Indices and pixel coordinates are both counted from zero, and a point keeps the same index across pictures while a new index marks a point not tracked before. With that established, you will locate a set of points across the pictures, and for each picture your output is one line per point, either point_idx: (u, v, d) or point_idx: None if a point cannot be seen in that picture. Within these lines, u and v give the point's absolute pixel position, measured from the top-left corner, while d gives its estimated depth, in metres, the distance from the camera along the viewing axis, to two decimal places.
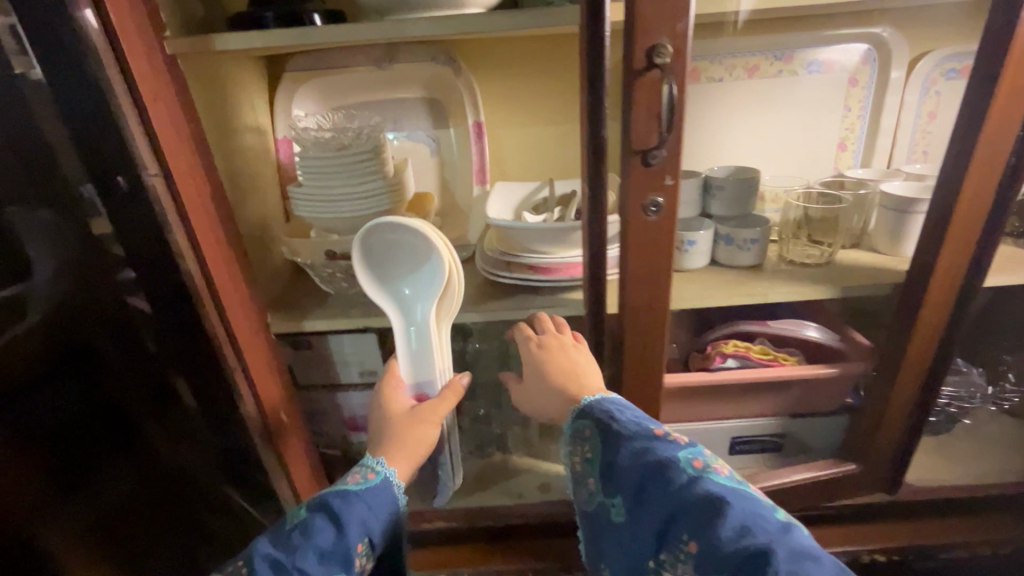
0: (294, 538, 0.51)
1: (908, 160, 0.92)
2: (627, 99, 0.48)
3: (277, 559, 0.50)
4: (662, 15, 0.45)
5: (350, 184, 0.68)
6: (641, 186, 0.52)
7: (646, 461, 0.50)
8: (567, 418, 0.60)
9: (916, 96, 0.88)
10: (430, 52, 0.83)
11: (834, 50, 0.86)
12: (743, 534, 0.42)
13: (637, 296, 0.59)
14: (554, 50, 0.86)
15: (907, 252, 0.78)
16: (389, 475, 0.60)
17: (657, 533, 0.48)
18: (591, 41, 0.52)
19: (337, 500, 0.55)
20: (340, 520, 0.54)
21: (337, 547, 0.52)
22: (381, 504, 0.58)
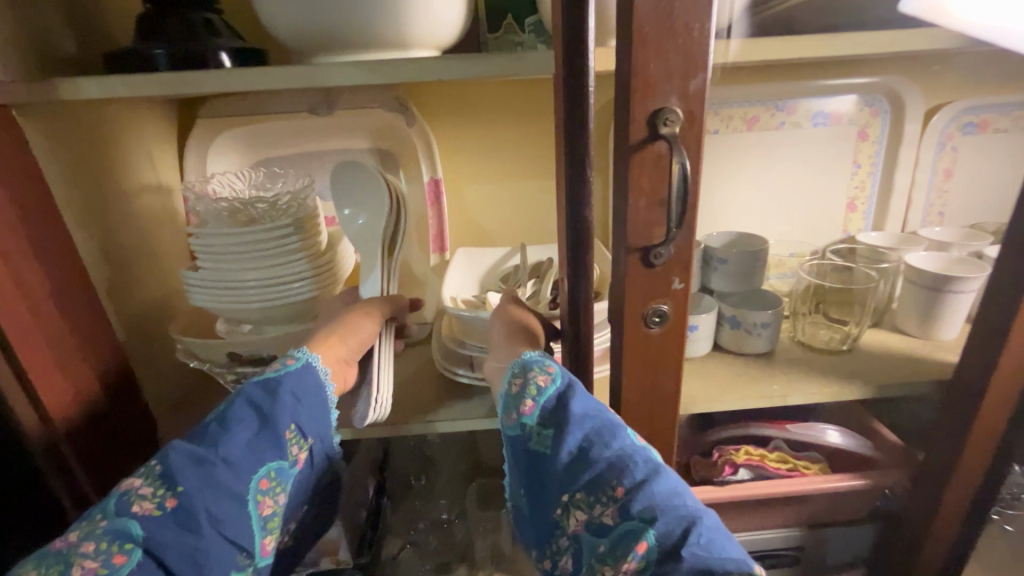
0: (211, 430, 0.41)
1: (924, 222, 0.82)
2: (622, 180, 0.35)
3: (196, 452, 0.40)
4: (670, 70, 0.32)
5: (261, 267, 0.52)
6: (641, 292, 0.38)
7: (600, 414, 0.44)
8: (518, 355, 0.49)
9: (930, 153, 0.78)
10: (377, 97, 0.69)
11: (841, 101, 0.76)
12: (671, 496, 0.39)
13: (635, 425, 0.45)
14: (527, 98, 0.73)
15: (941, 337, 0.66)
16: (311, 360, 0.48)
17: (586, 474, 0.42)
18: (571, 99, 0.39)
19: (260, 392, 0.44)
20: (265, 409, 0.43)
21: (263, 433, 0.43)
22: (309, 390, 0.47)
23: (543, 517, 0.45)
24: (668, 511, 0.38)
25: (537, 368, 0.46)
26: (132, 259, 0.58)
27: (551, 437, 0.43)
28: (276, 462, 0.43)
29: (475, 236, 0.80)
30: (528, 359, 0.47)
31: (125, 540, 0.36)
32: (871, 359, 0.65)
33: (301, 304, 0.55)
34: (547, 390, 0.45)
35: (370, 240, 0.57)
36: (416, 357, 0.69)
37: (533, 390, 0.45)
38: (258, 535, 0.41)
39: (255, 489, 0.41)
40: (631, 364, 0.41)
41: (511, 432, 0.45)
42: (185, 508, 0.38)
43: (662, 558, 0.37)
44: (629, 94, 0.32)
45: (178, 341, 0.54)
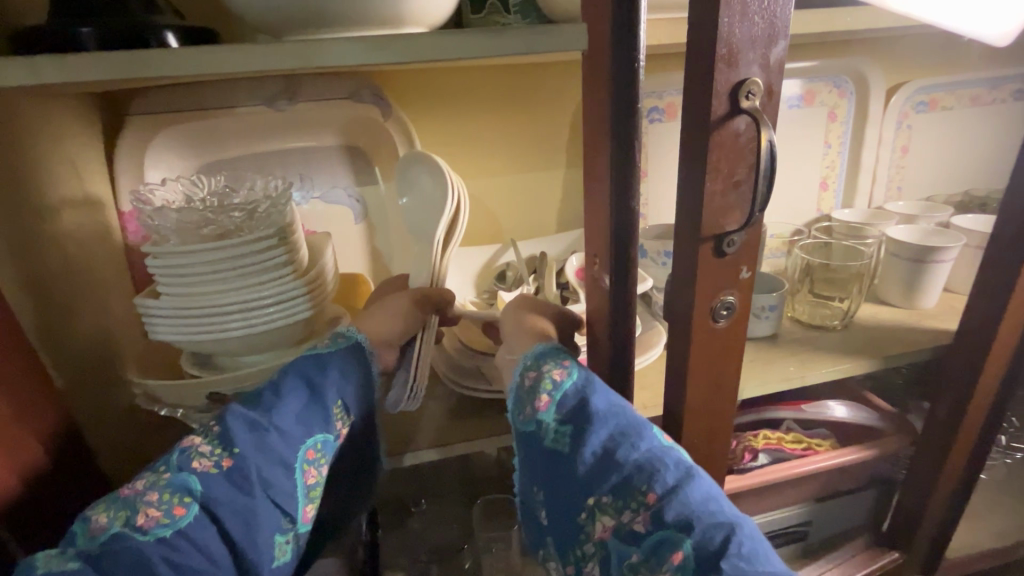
0: (263, 399, 0.39)
1: (886, 198, 0.85)
2: (698, 161, 0.32)
3: (250, 418, 0.38)
4: (754, 36, 0.29)
5: (241, 288, 0.44)
6: (710, 283, 0.35)
7: (625, 412, 0.40)
8: (530, 349, 0.45)
9: (890, 131, 0.81)
10: (348, 88, 0.62)
11: (813, 83, 0.77)
12: (708, 502, 0.35)
13: (694, 428, 0.42)
14: (512, 85, 0.69)
15: (923, 304, 0.70)
16: (360, 340, 0.45)
17: (613, 476, 0.37)
18: (618, 77, 0.35)
19: (309, 362, 0.42)
20: (314, 380, 0.41)
21: (312, 406, 0.40)
22: (356, 371, 0.44)
23: (563, 523, 0.40)
24: (707, 520, 0.34)
25: (552, 363, 0.42)
26: (62, 290, 0.47)
27: (572, 436, 0.39)
28: (322, 435, 0.40)
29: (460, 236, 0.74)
30: (542, 352, 0.43)
31: (185, 493, 0.34)
32: (868, 332, 0.67)
33: (296, 326, 0.47)
34: (564, 385, 0.41)
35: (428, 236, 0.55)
36: None
37: (549, 385, 0.41)
38: (303, 505, 0.39)
39: (301, 459, 0.39)
40: (695, 363, 0.38)
41: (528, 430, 0.41)
42: (240, 469, 0.36)
43: (701, 569, 0.32)
44: (712, 63, 0.29)
45: (138, 384, 0.45)
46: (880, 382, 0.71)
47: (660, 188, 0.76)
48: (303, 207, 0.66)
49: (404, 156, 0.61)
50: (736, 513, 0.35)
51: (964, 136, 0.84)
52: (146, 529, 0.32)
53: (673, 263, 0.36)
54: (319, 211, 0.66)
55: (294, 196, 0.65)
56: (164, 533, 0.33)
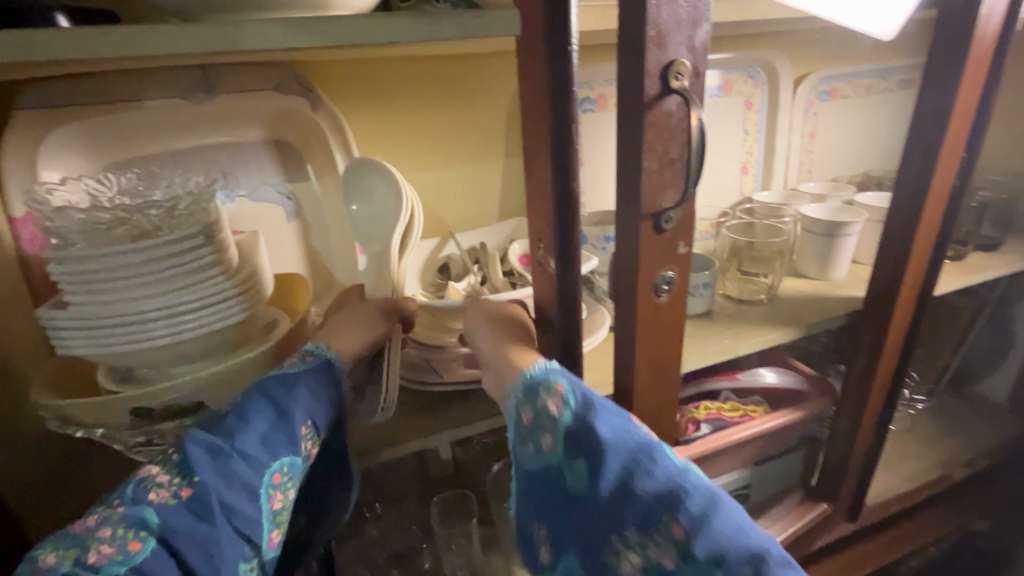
0: (227, 424, 0.38)
1: (799, 180, 0.92)
2: (635, 140, 0.33)
3: (212, 444, 0.37)
4: (680, 19, 0.30)
5: (166, 293, 0.41)
6: (650, 260, 0.36)
7: (634, 439, 0.40)
8: (521, 374, 0.42)
9: (799, 118, 0.88)
10: (271, 79, 0.59)
11: (730, 74, 0.82)
12: (734, 531, 0.37)
13: (644, 402, 0.43)
14: (445, 76, 0.68)
15: (835, 275, 0.76)
16: (330, 358, 0.44)
17: (638, 513, 0.38)
18: (553, 60, 0.36)
19: (276, 384, 0.41)
20: (281, 401, 0.40)
21: (279, 429, 0.39)
22: (325, 392, 0.43)
23: (580, 559, 0.40)
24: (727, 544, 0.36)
25: (547, 394, 0.40)
26: None
27: (588, 473, 0.39)
28: (290, 458, 0.40)
29: None
30: (534, 378, 0.41)
31: (141, 527, 0.34)
32: (790, 305, 0.73)
33: (228, 330, 0.44)
34: (566, 416, 0.40)
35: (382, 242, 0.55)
36: None
37: (552, 419, 0.40)
38: (268, 530, 0.38)
39: (266, 484, 0.38)
40: (639, 338, 0.40)
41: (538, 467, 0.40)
42: (200, 500, 0.35)
43: None
44: (643, 45, 0.30)
45: (49, 406, 0.41)
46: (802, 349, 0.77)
47: (595, 176, 0.79)
48: (228, 207, 0.61)
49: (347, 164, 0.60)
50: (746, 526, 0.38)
51: (861, 122, 0.92)
52: (100, 566, 0.32)
53: (615, 243, 0.37)
54: (245, 211, 0.62)
55: (218, 196, 0.60)
56: (119, 569, 0.32)
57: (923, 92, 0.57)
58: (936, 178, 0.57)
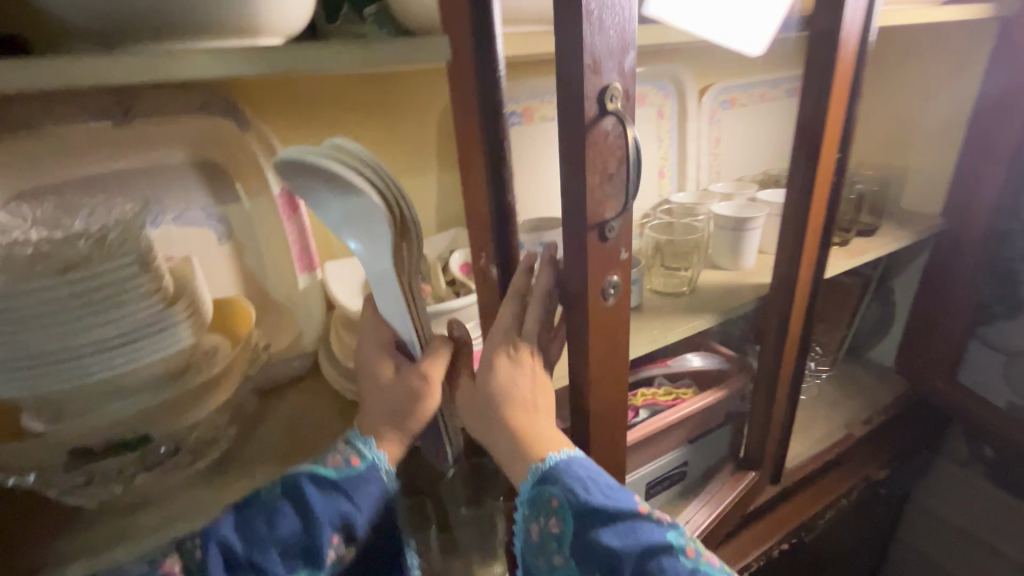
0: (256, 527, 0.41)
1: (709, 180, 1.02)
2: (578, 159, 0.36)
3: (232, 551, 0.40)
4: (611, 48, 0.34)
5: (98, 325, 0.39)
6: (599, 268, 0.40)
7: (639, 552, 0.40)
8: (524, 480, 0.44)
9: (705, 125, 0.97)
10: (195, 101, 0.58)
11: (642, 86, 0.89)
12: None
13: (599, 400, 0.47)
14: (376, 94, 0.69)
15: (745, 265, 0.85)
16: (378, 461, 0.46)
17: None
18: (482, 83, 0.39)
19: (313, 491, 0.43)
20: (309, 515, 0.42)
21: (304, 538, 0.42)
22: (362, 500, 0.45)
23: None
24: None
25: (549, 513, 0.42)
26: None
27: None
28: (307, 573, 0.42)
29: (339, 249, 0.73)
30: (534, 493, 0.43)
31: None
32: (708, 294, 0.80)
33: (170, 360, 0.44)
34: (568, 536, 0.42)
35: (373, 266, 0.45)
36: (308, 394, 0.61)
37: (558, 535, 0.42)
38: None
39: None
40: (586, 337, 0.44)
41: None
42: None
43: None
44: (580, 73, 0.34)
45: None
46: (722, 333, 0.85)
47: (527, 185, 0.83)
48: (155, 233, 0.60)
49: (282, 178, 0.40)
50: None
51: (758, 126, 1.03)
52: None
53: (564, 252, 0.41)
54: (173, 236, 0.61)
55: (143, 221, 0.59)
56: None
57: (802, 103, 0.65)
58: (819, 176, 0.66)
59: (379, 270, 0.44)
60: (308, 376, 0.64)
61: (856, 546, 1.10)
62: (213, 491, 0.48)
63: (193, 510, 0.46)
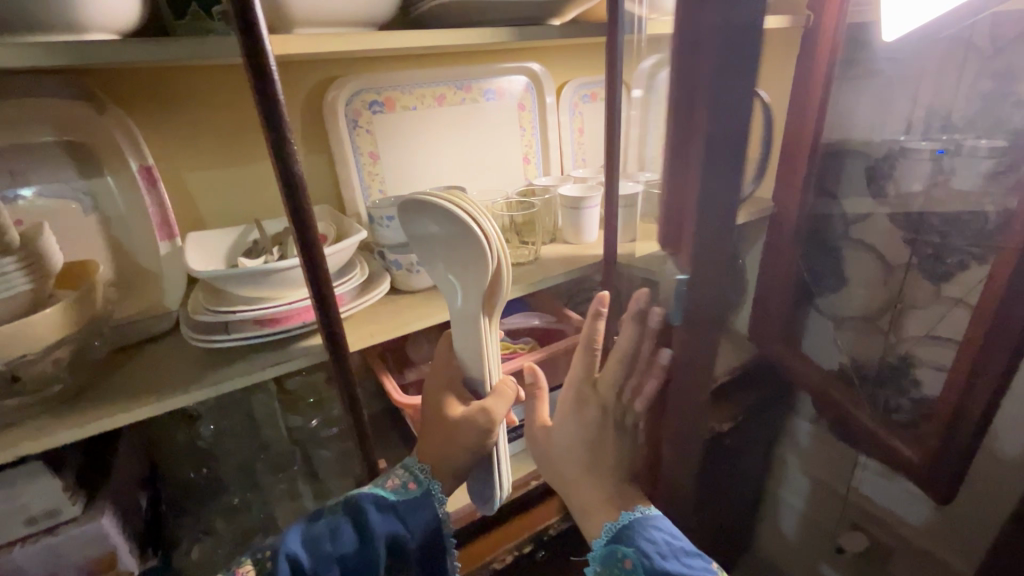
0: (323, 548, 0.52)
1: (575, 166, 1.14)
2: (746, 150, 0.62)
3: (306, 548, 0.52)
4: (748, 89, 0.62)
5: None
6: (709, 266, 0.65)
7: None
8: (603, 538, 0.58)
9: (567, 116, 1.10)
10: (66, 87, 0.66)
11: (501, 81, 1.00)
12: None
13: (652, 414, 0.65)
14: (235, 83, 0.78)
15: (587, 239, 0.98)
16: (430, 488, 0.60)
17: None
18: (256, 79, 0.49)
19: (375, 508, 0.55)
20: (366, 529, 0.54)
21: (360, 552, 0.53)
22: (415, 516, 0.58)
23: None
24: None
25: (621, 566, 0.55)
26: None
27: None
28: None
29: (208, 222, 0.82)
30: (614, 547, 0.56)
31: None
32: (549, 263, 0.92)
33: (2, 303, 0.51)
34: None
35: (465, 312, 0.57)
36: (167, 347, 0.70)
37: None
38: None
39: None
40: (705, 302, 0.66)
41: None
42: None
43: None
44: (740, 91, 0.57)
45: None
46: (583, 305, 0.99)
47: (393, 168, 0.93)
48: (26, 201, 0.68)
49: (401, 200, 0.52)
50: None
51: None
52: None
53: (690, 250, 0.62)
54: (39, 208, 0.68)
55: (17, 189, 0.67)
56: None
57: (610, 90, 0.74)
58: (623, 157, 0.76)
59: (469, 314, 0.57)
60: (170, 333, 0.73)
61: (722, 512, 1.14)
62: (51, 419, 0.56)
63: (31, 433, 0.55)
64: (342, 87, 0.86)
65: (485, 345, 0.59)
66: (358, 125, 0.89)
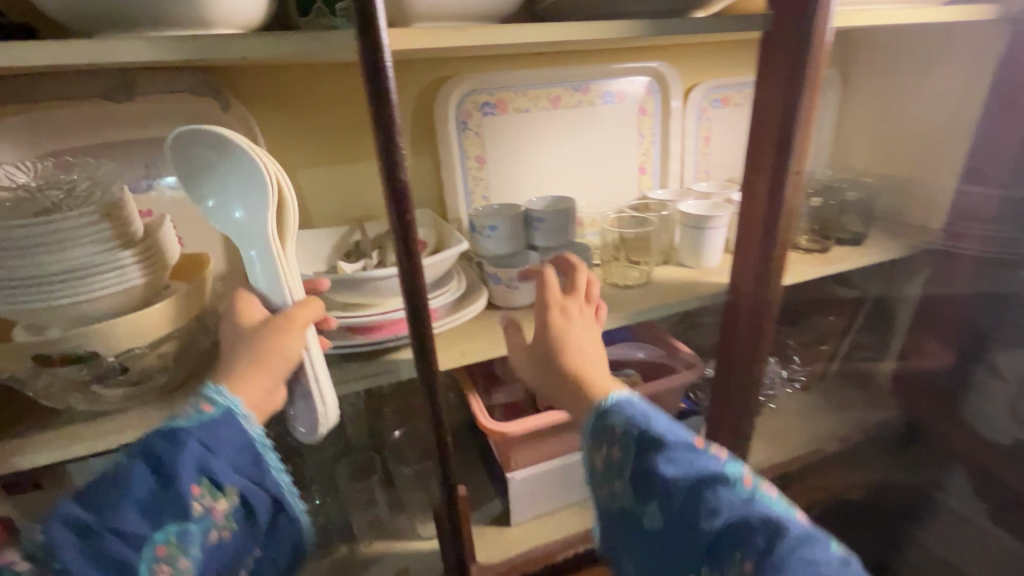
0: (107, 503, 0.43)
1: (696, 179, 1.01)
2: None
3: (82, 521, 0.42)
4: None
5: (55, 255, 0.48)
6: None
7: (692, 471, 0.49)
8: (585, 417, 0.55)
9: (692, 123, 0.98)
10: (185, 83, 0.68)
11: (622, 82, 0.91)
12: (807, 568, 0.42)
13: None
14: (350, 82, 0.77)
15: (708, 264, 0.85)
16: (233, 405, 0.49)
17: (710, 548, 0.47)
18: (370, 73, 0.45)
19: (162, 444, 0.46)
20: (159, 468, 0.45)
21: (159, 496, 0.44)
22: (224, 439, 0.48)
23: None
24: (779, 560, 0.43)
25: (612, 442, 0.53)
26: None
27: (660, 509, 0.50)
28: (175, 527, 0.45)
29: (314, 220, 0.81)
30: (601, 421, 0.54)
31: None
32: (662, 288, 0.81)
33: (125, 295, 0.53)
34: (626, 460, 0.52)
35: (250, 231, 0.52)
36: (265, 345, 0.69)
37: (619, 461, 0.53)
38: None
39: (152, 558, 0.44)
40: None
41: (619, 502, 0.53)
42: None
43: None
44: None
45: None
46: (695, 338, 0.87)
47: (498, 173, 0.88)
48: (172, 189, 0.71)
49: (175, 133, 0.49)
50: (796, 533, 0.44)
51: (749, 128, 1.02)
52: None
53: None
54: (165, 198, 0.70)
55: (167, 178, 0.70)
56: None
57: (760, 95, 0.62)
58: (782, 180, 0.61)
59: (258, 240, 0.52)
60: None
61: None
62: (152, 409, 0.57)
63: (135, 422, 0.56)
64: (454, 88, 0.81)
65: (278, 269, 0.53)
66: (467, 127, 0.84)
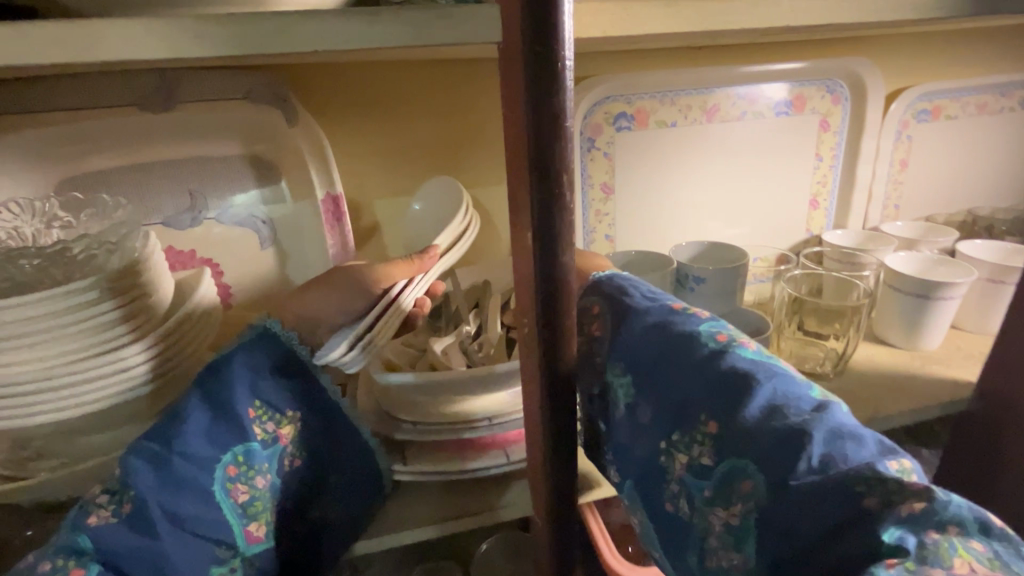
0: (164, 430, 0.35)
1: (883, 217, 0.76)
2: None
3: (150, 449, 0.34)
4: None
5: (19, 364, 0.33)
6: None
7: (664, 325, 0.33)
8: None
9: (890, 142, 0.72)
10: (242, 86, 0.52)
11: (802, 85, 0.67)
12: (770, 415, 0.27)
13: None
14: (449, 84, 0.58)
15: (927, 346, 0.61)
16: (271, 327, 0.39)
17: (671, 405, 0.31)
18: (532, 78, 0.26)
19: (207, 368, 0.37)
20: (212, 390, 0.36)
21: (220, 418, 0.36)
22: (271, 359, 0.39)
23: (638, 471, 0.33)
24: (741, 405, 0.28)
25: (586, 317, 0.38)
26: None
27: (629, 381, 0.34)
28: (242, 446, 0.36)
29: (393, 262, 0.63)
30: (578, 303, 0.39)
31: (77, 554, 0.31)
32: (867, 380, 0.57)
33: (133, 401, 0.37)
34: (599, 333, 0.36)
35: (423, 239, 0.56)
36: None
37: (590, 341, 0.37)
38: (242, 525, 0.36)
39: (223, 477, 0.35)
40: None
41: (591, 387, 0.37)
42: (141, 510, 0.32)
43: (782, 508, 0.24)
44: None
45: None
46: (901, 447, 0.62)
47: (627, 206, 0.66)
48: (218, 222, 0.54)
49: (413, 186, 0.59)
50: (768, 375, 0.29)
51: (963, 150, 0.75)
52: None
53: None
54: (211, 235, 0.54)
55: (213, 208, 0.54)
56: None
57: None
58: None
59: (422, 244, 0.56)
60: None
61: None
62: None
63: None
64: (583, 94, 0.61)
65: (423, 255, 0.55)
66: (593, 145, 0.63)
